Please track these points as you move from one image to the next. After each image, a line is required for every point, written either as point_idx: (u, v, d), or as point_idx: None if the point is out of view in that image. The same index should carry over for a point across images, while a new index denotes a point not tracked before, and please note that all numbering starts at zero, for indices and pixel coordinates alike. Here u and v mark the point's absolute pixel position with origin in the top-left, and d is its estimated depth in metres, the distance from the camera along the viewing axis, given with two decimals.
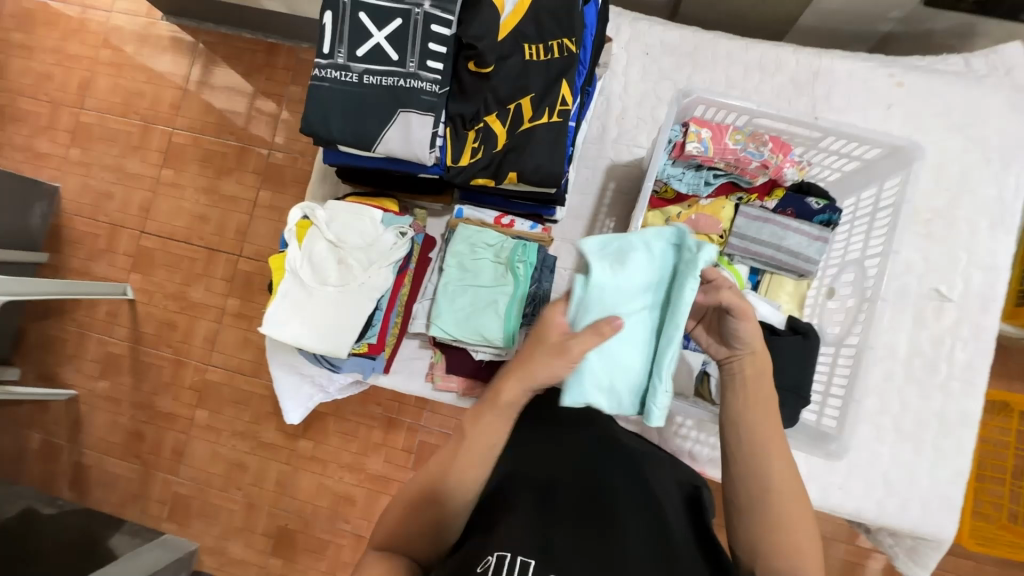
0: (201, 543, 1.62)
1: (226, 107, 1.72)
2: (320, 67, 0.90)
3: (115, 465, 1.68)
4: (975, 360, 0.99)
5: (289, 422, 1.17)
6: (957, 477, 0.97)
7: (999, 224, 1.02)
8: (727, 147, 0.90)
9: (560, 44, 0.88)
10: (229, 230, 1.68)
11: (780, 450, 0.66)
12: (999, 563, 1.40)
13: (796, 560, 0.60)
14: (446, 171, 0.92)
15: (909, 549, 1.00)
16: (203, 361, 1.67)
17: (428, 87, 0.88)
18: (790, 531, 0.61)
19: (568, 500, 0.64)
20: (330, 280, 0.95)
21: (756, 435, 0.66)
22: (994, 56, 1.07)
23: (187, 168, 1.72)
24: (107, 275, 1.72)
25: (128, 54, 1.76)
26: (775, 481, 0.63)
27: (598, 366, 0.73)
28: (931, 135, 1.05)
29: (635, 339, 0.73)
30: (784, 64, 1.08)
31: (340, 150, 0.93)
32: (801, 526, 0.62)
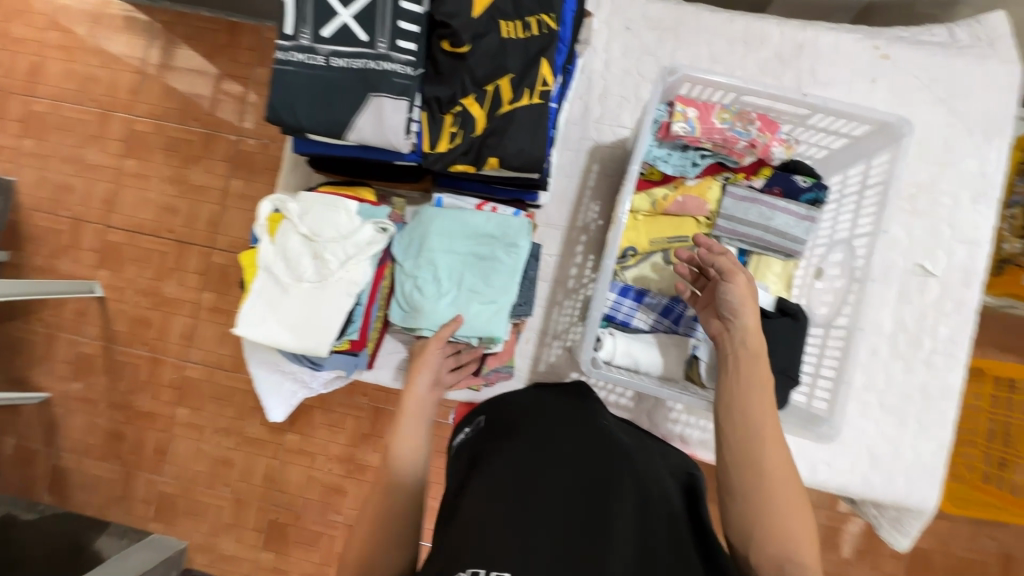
0: (191, 541, 1.59)
1: (189, 91, 1.63)
2: (282, 49, 0.84)
3: (95, 467, 1.63)
4: (957, 334, 1.00)
5: (273, 421, 1.14)
6: (939, 449, 0.99)
7: (982, 197, 1.02)
8: (713, 127, 0.87)
9: (539, 21, 0.84)
10: (201, 221, 1.61)
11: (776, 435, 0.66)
12: (973, 521, 1.45)
13: (793, 546, 0.58)
14: (423, 158, 0.88)
15: (893, 519, 1.03)
16: (181, 358, 1.62)
17: (401, 69, 0.83)
18: (785, 515, 0.61)
19: (556, 496, 0.63)
20: (305, 276, 0.91)
21: (749, 421, 0.66)
22: (978, 26, 1.05)
23: (152, 157, 1.63)
24: (72, 272, 1.64)
25: (79, 36, 1.65)
26: (770, 467, 0.63)
27: (472, 312, 0.92)
28: (915, 108, 1.03)
29: (468, 270, 0.94)
30: (769, 37, 1.05)
31: (309, 139, 0.88)
32: (797, 513, 0.61)
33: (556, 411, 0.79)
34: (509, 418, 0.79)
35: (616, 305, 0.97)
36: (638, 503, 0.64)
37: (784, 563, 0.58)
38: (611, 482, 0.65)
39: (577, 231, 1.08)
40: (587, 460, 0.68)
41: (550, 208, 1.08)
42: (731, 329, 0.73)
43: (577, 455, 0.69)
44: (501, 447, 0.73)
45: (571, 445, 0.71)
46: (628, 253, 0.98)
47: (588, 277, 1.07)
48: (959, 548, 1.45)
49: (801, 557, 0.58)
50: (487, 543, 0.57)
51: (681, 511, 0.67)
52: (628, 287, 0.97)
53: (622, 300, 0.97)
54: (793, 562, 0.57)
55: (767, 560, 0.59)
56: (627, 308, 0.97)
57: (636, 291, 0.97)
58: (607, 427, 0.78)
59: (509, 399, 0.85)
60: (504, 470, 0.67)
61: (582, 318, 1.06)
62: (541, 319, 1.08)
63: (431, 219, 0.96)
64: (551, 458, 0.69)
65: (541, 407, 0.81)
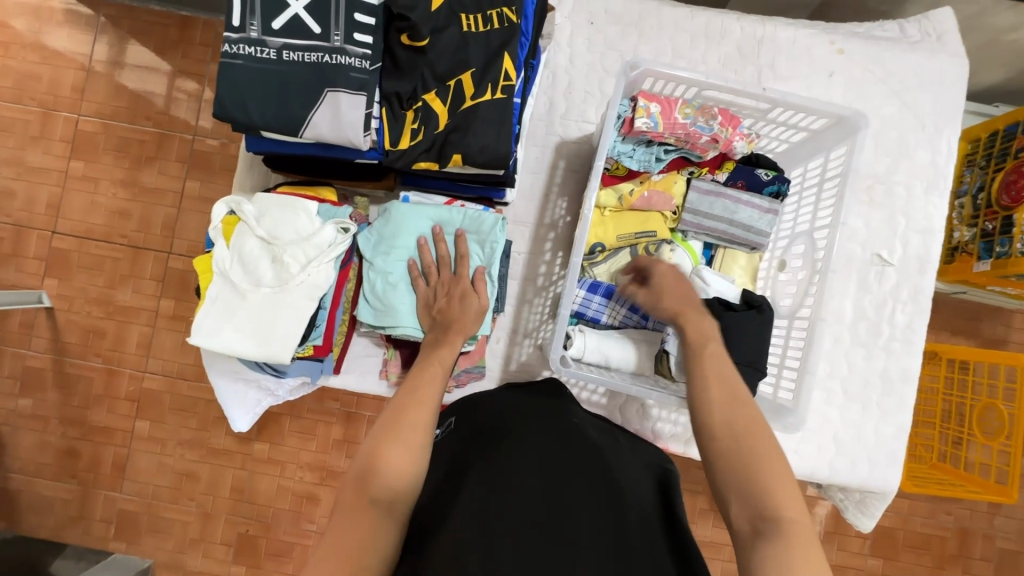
0: (155, 559, 1.52)
1: (139, 88, 1.55)
2: (230, 43, 0.80)
3: (48, 487, 1.54)
4: (914, 320, 1.03)
5: (238, 431, 1.09)
6: (900, 432, 1.02)
7: (934, 187, 1.06)
8: (676, 121, 0.87)
9: (499, 15, 0.82)
10: (156, 225, 1.54)
11: (728, 397, 0.67)
12: (933, 499, 1.51)
13: (763, 500, 0.58)
14: (385, 155, 0.85)
15: (858, 502, 1.06)
16: (138, 369, 1.54)
17: (358, 64, 0.80)
18: (759, 467, 0.61)
19: (523, 500, 0.62)
20: (264, 281, 0.87)
21: (702, 389, 0.69)
22: (926, 22, 1.08)
23: (101, 159, 1.55)
24: (16, 282, 1.54)
25: (16, 30, 1.55)
26: (729, 428, 0.64)
27: None
28: (870, 102, 1.06)
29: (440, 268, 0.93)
30: (730, 32, 1.06)
31: (263, 137, 0.84)
32: (770, 464, 0.61)
33: (526, 409, 0.78)
34: (477, 419, 0.77)
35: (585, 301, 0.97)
36: (609, 501, 0.63)
37: (758, 522, 0.58)
38: (582, 484, 0.65)
39: (545, 228, 1.07)
40: (556, 460, 0.67)
41: (518, 205, 1.07)
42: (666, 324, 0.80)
43: (546, 454, 0.68)
44: (471, 449, 0.71)
45: (541, 444, 0.69)
46: (597, 249, 0.97)
47: (557, 274, 1.07)
48: (919, 524, 1.51)
49: (780, 510, 0.57)
50: (454, 553, 0.56)
51: (655, 504, 0.66)
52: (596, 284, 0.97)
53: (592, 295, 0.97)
54: (765, 517, 0.58)
55: (742, 514, 0.59)
56: (596, 305, 0.97)
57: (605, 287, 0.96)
58: (577, 424, 0.77)
59: (479, 398, 0.84)
60: (472, 475, 0.66)
61: (552, 315, 1.05)
62: (511, 317, 1.06)
63: (401, 215, 0.94)
64: (520, 458, 0.67)
65: (511, 405, 0.79)
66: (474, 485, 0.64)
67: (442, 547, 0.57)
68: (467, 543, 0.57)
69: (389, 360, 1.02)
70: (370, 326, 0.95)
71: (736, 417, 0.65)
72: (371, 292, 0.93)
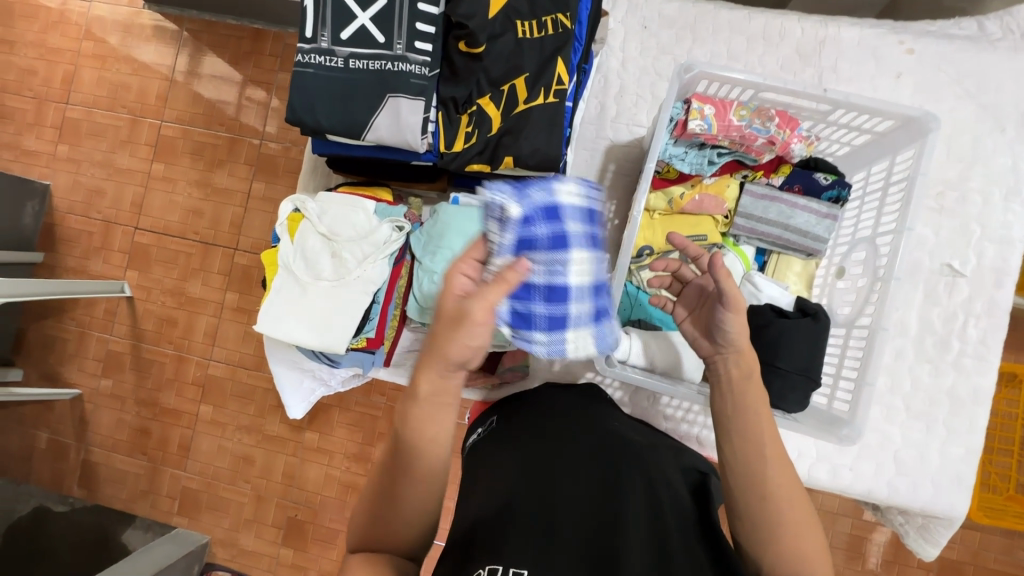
0: (213, 536, 1.63)
1: (215, 96, 1.67)
2: (303, 52, 0.86)
3: (122, 461, 1.68)
4: (988, 337, 0.97)
5: (293, 418, 1.17)
6: (970, 454, 0.95)
7: (1014, 194, 0.99)
8: (731, 124, 0.85)
9: (554, 21, 0.84)
10: (224, 223, 1.66)
11: (776, 449, 0.63)
12: (1007, 533, 1.40)
13: (802, 563, 0.57)
14: (440, 158, 0.89)
15: (920, 527, 1.00)
16: (204, 356, 1.66)
17: (418, 70, 0.85)
18: (793, 532, 0.58)
19: (571, 493, 0.64)
20: (324, 275, 0.93)
21: (748, 439, 0.63)
22: (1009, 19, 1.01)
23: (179, 161, 1.68)
24: (102, 273, 1.69)
25: (112, 45, 1.71)
26: (778, 488, 0.60)
27: None
28: (942, 104, 1.01)
29: None
30: (789, 34, 1.04)
31: (328, 140, 0.90)
32: (802, 530, 0.59)
33: (565, 413, 0.80)
34: (520, 419, 0.80)
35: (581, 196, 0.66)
36: (649, 495, 0.64)
37: None
38: (619, 481, 0.65)
39: None
40: (596, 460, 0.69)
41: None
42: (721, 352, 0.69)
43: (586, 454, 0.70)
44: (511, 448, 0.74)
45: (582, 446, 0.71)
46: (645, 252, 0.97)
47: None
48: (991, 560, 1.39)
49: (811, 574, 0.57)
50: (498, 540, 0.59)
51: (694, 507, 0.66)
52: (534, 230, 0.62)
53: (588, 250, 0.65)
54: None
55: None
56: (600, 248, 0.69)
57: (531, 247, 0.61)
58: (618, 427, 0.78)
59: (524, 398, 0.87)
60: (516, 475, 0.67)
61: None
62: None
63: (448, 216, 0.95)
64: (561, 458, 0.69)
65: (549, 409, 0.82)
66: (518, 481, 0.66)
67: (486, 537, 0.60)
68: (510, 532, 0.59)
69: None
70: (417, 322, 0.99)
71: (757, 472, 0.61)
72: (418, 293, 0.96)
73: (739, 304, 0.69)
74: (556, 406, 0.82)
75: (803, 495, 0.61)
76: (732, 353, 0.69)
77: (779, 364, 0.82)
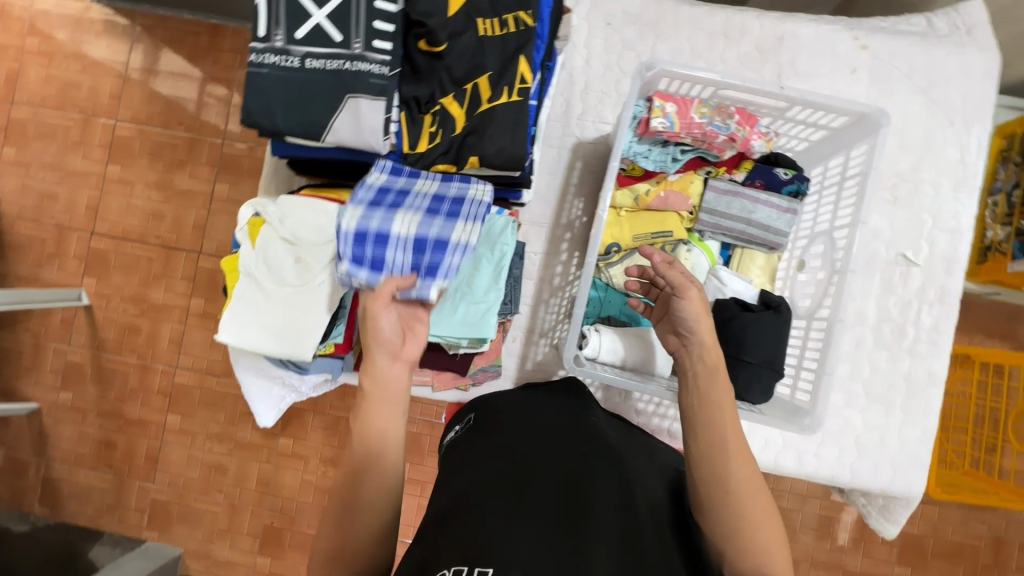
0: (186, 548, 1.58)
1: (173, 95, 1.61)
2: (256, 52, 0.83)
3: (86, 476, 1.62)
4: (941, 322, 1.01)
5: (263, 425, 1.14)
6: (925, 436, 1.00)
7: (962, 185, 1.03)
8: (692, 121, 0.86)
9: (516, 18, 0.84)
10: (187, 226, 1.60)
11: (740, 445, 0.65)
12: (964, 507, 1.47)
13: (762, 559, 0.59)
14: (403, 158, 0.88)
15: (881, 507, 1.04)
16: (170, 365, 1.60)
17: (377, 70, 0.82)
18: (755, 527, 0.61)
19: (548, 487, 0.64)
20: (288, 280, 0.90)
21: (713, 434, 0.65)
22: (956, 15, 1.05)
23: (136, 163, 1.62)
24: (58, 281, 1.62)
25: (59, 41, 1.63)
26: (741, 483, 0.62)
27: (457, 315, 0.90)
28: (896, 98, 1.04)
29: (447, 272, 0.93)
30: (749, 30, 1.05)
31: (287, 142, 0.87)
32: (761, 522, 0.61)
33: (542, 411, 0.81)
34: (495, 417, 0.80)
35: (391, 180, 0.88)
36: (625, 490, 0.65)
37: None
38: (591, 478, 0.65)
39: (562, 228, 1.07)
40: (570, 455, 0.69)
41: (534, 206, 1.08)
42: (687, 346, 0.72)
43: (563, 452, 0.69)
44: (486, 448, 0.73)
45: (557, 442, 0.72)
46: (613, 249, 0.97)
47: (573, 274, 1.07)
48: (948, 533, 1.46)
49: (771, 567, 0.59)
50: (471, 532, 0.57)
51: (667, 506, 0.67)
52: (365, 234, 0.84)
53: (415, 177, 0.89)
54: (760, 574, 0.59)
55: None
56: (406, 180, 0.88)
57: (374, 244, 0.84)
58: (595, 423, 0.79)
59: (498, 399, 0.86)
60: (489, 473, 0.67)
61: (568, 316, 1.05)
62: (528, 317, 1.07)
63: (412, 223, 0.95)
64: (537, 453, 0.69)
65: (526, 408, 0.81)
66: (492, 478, 0.65)
67: (455, 533, 0.58)
68: (486, 525, 0.58)
69: None
70: None
71: (722, 468, 0.63)
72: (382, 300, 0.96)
73: (691, 291, 0.73)
74: (532, 404, 0.82)
75: (764, 487, 0.64)
76: (695, 345, 0.72)
77: (745, 358, 0.84)
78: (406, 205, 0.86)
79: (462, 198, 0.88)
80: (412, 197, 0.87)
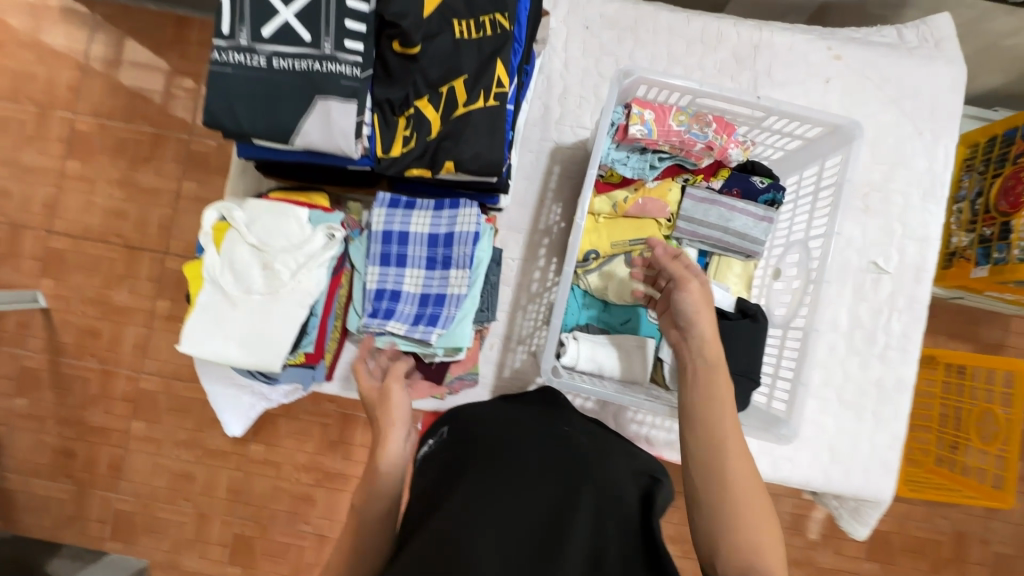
0: (152, 560, 1.53)
1: (136, 88, 1.54)
2: (220, 50, 0.79)
3: (43, 487, 1.54)
4: (910, 329, 1.03)
5: (232, 435, 1.11)
6: (894, 441, 1.02)
7: (930, 196, 1.05)
8: (670, 129, 0.85)
9: (492, 21, 0.81)
10: (151, 226, 1.53)
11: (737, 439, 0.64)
12: (930, 503, 1.51)
13: (756, 558, 0.56)
14: (377, 163, 0.85)
15: (852, 510, 1.06)
16: (134, 370, 1.54)
17: (349, 71, 0.79)
18: (749, 521, 0.58)
19: (513, 510, 0.62)
20: (254, 288, 0.86)
21: (711, 429, 0.65)
22: (925, 28, 1.07)
23: (96, 158, 1.54)
24: (11, 282, 1.53)
25: (11, 29, 1.54)
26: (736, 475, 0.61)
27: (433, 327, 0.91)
28: (867, 109, 1.05)
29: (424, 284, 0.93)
30: (726, 37, 1.05)
31: (253, 144, 0.84)
32: (757, 518, 0.59)
33: (514, 421, 0.78)
34: (466, 429, 0.78)
35: (388, 219, 0.92)
36: (593, 508, 0.63)
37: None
38: (554, 496, 0.63)
39: (540, 234, 1.06)
40: (534, 469, 0.67)
41: (511, 211, 1.06)
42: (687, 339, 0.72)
43: (528, 466, 0.67)
44: (455, 465, 0.71)
45: (522, 455, 0.69)
46: (591, 256, 0.96)
47: (551, 281, 1.06)
48: (914, 528, 1.51)
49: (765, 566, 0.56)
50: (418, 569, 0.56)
51: (641, 515, 0.64)
52: (382, 290, 0.93)
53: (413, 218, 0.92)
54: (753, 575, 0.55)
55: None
56: (401, 218, 0.92)
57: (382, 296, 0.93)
58: (568, 432, 0.76)
59: (473, 410, 0.84)
60: (452, 492, 0.65)
61: (546, 322, 1.04)
62: (505, 324, 1.05)
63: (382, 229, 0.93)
64: (501, 468, 0.67)
65: (499, 417, 0.79)
66: (455, 496, 0.64)
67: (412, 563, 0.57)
68: (443, 557, 0.56)
69: None
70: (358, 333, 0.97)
71: (720, 459, 0.62)
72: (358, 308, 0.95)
73: (691, 283, 0.74)
74: (502, 413, 0.80)
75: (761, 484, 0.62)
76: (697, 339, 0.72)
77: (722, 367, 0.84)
78: (410, 251, 0.93)
79: (454, 233, 0.91)
80: (411, 241, 0.92)
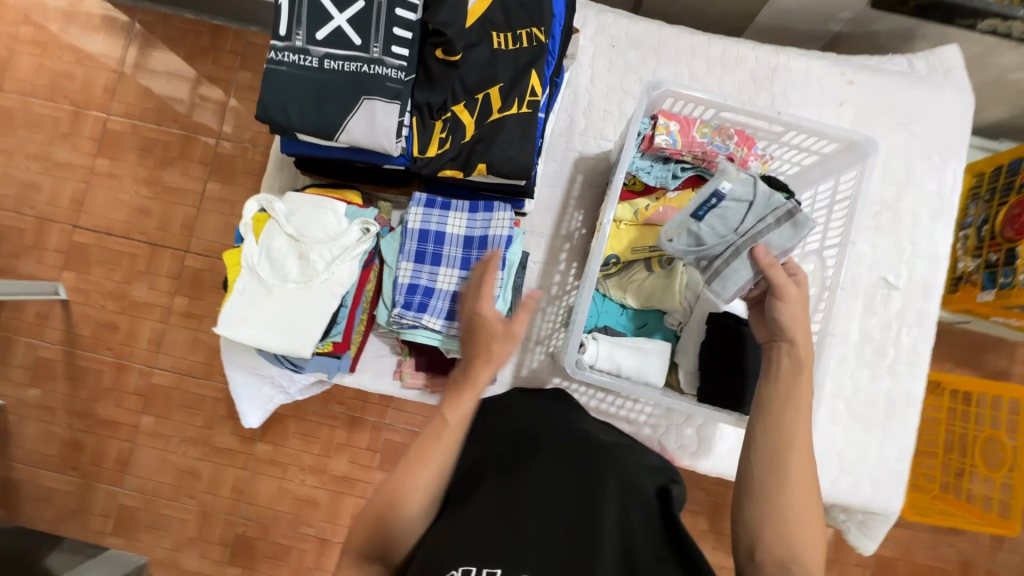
0: (151, 556, 1.53)
1: (168, 93, 1.60)
2: (275, 50, 0.84)
3: (49, 478, 1.55)
4: (918, 345, 1.06)
5: (248, 425, 1.13)
6: (902, 453, 1.04)
7: (940, 216, 1.09)
8: (694, 140, 0.92)
9: (528, 34, 0.87)
10: (174, 224, 1.58)
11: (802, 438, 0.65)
12: (933, 530, 1.51)
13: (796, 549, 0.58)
14: (412, 162, 0.89)
15: (860, 523, 1.07)
16: (148, 364, 1.56)
17: (394, 74, 0.85)
18: (802, 520, 0.60)
19: (543, 502, 0.65)
20: (291, 276, 0.90)
21: (781, 423, 0.66)
22: (934, 58, 1.12)
23: (125, 157, 1.60)
24: (34, 274, 1.58)
25: (52, 32, 1.61)
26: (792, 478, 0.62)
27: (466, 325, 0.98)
28: (879, 131, 1.10)
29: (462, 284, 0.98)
30: (745, 60, 1.11)
31: (297, 139, 0.88)
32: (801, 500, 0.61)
33: (537, 413, 0.81)
34: (490, 421, 0.81)
35: (425, 219, 0.97)
36: (617, 500, 0.64)
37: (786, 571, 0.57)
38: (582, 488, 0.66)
39: (561, 239, 1.10)
40: (564, 462, 0.69)
41: (535, 215, 1.10)
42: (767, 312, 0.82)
43: (555, 459, 0.69)
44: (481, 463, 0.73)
45: (547, 446, 0.72)
46: (611, 260, 0.99)
47: (571, 285, 1.09)
48: (919, 555, 1.51)
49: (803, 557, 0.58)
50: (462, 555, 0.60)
51: (659, 507, 0.65)
52: (416, 285, 0.97)
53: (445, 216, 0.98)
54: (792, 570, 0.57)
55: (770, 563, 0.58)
56: (437, 218, 0.97)
57: (419, 297, 0.96)
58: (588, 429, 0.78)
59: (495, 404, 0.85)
60: (485, 481, 0.68)
61: (564, 325, 1.07)
62: None
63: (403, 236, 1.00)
64: (531, 459, 0.70)
65: (523, 411, 0.81)
66: (487, 487, 0.67)
67: (461, 539, 0.61)
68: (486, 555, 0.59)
69: (403, 361, 1.05)
70: (386, 327, 1.01)
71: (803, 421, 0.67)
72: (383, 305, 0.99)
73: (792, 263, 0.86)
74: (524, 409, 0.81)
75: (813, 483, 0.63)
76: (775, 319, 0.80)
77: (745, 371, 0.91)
78: (442, 250, 0.97)
79: (488, 236, 0.96)
80: (448, 241, 0.97)
